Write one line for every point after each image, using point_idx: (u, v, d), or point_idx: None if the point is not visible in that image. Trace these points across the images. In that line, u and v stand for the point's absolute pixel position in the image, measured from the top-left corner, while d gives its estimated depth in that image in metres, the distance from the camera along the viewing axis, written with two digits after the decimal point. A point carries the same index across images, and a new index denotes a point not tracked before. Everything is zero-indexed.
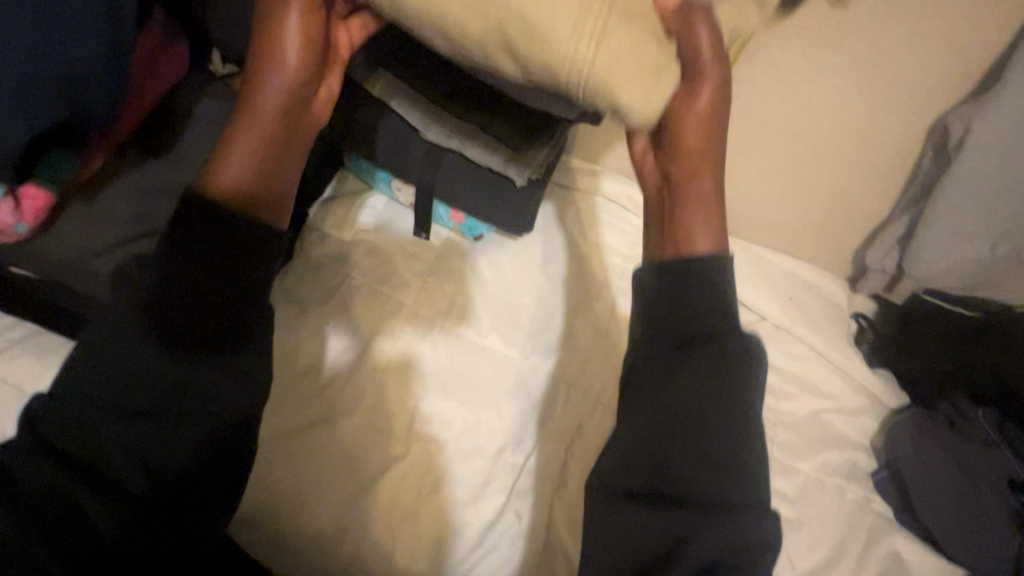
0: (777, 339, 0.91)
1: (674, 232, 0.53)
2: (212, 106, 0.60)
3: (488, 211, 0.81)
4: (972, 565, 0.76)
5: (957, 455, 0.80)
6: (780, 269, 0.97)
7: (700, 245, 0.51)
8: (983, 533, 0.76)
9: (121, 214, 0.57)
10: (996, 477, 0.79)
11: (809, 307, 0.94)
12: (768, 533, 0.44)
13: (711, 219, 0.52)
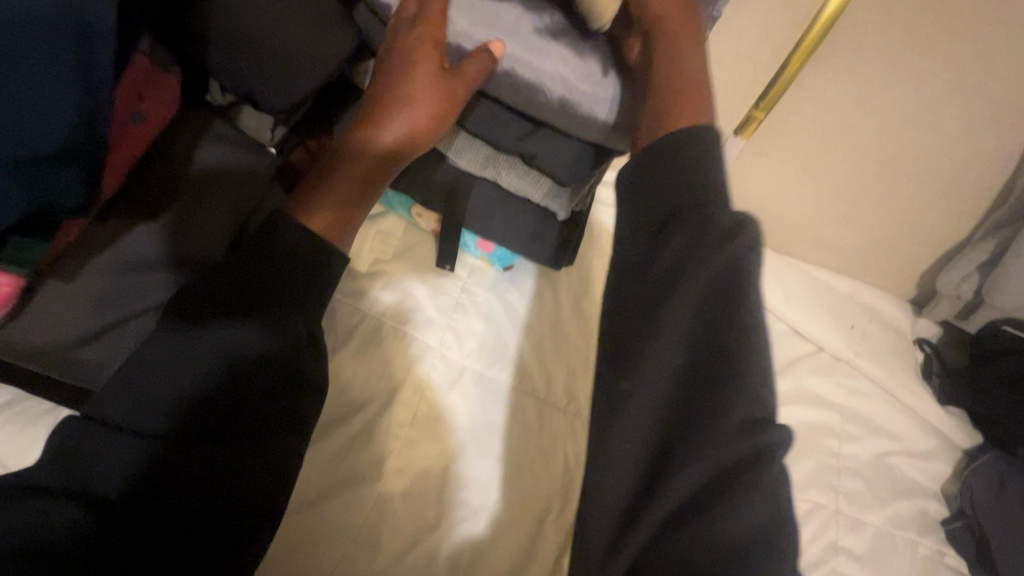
0: (837, 373, 0.83)
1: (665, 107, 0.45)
2: (220, 152, 0.51)
3: (523, 246, 0.72)
4: None
5: None
6: (837, 293, 0.89)
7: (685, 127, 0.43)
8: None
9: (110, 293, 0.47)
10: None
11: (872, 337, 0.85)
12: (778, 512, 0.33)
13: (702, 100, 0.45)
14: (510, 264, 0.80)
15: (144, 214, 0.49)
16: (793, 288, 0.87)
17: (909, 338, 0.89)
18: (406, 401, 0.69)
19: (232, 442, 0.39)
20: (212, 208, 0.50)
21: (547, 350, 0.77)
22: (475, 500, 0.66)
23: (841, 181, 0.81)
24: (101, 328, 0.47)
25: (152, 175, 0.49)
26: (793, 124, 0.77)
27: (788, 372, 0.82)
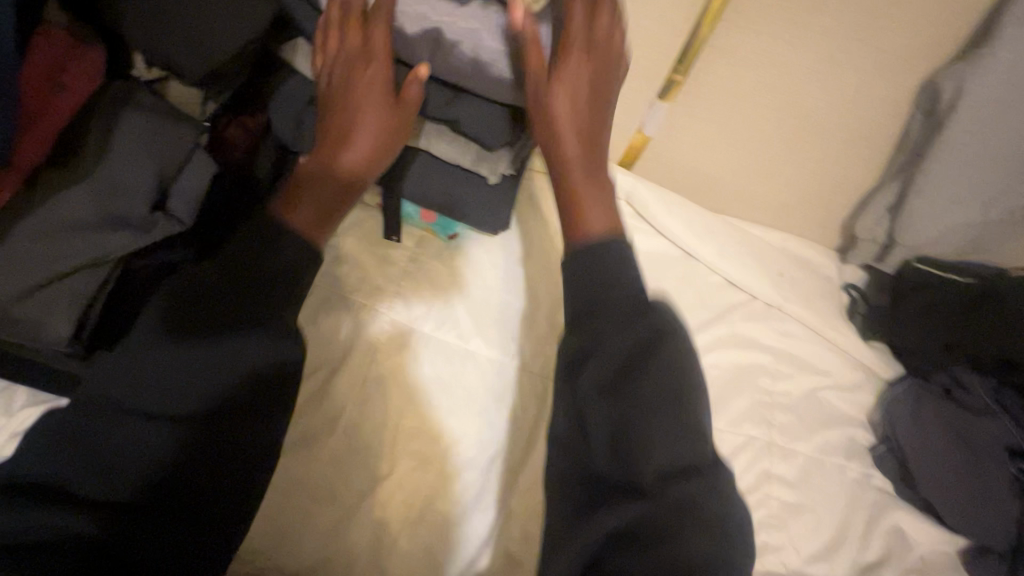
0: (769, 319, 0.89)
1: (571, 208, 0.59)
2: (139, 119, 0.54)
3: (462, 213, 0.74)
4: (972, 532, 0.74)
5: (955, 425, 0.78)
6: (769, 245, 0.94)
7: (591, 227, 0.57)
8: (984, 501, 0.75)
9: (48, 251, 0.50)
10: (995, 446, 0.76)
11: (799, 283, 0.91)
12: (711, 534, 0.44)
13: (602, 192, 0.60)
14: (455, 233, 0.80)
15: (71, 176, 0.51)
16: (725, 240, 0.92)
17: (838, 283, 0.94)
18: (356, 364, 0.72)
19: (218, 451, 0.48)
20: (138, 171, 0.53)
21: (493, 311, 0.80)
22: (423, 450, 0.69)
23: (760, 137, 0.86)
24: (42, 282, 0.50)
25: (75, 141, 0.52)
26: (708, 85, 0.82)
27: (722, 320, 0.87)
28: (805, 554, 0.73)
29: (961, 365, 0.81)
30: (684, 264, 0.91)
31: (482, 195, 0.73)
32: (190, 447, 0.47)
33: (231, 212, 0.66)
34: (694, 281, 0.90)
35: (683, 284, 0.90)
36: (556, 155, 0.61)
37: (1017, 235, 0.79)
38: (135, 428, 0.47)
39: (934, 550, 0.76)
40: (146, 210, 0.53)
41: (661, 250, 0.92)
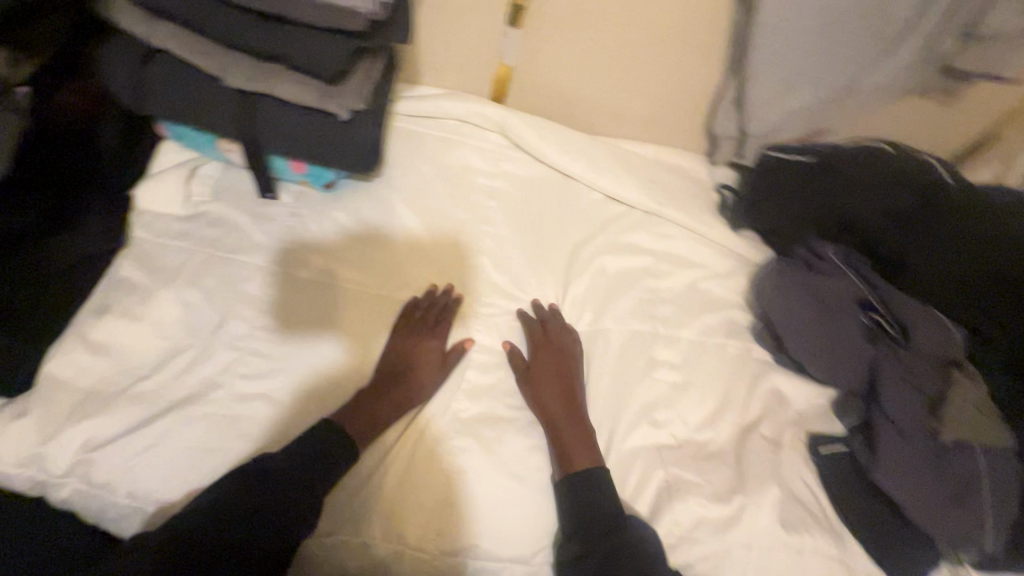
0: (647, 224, 0.94)
1: (563, 453, 0.71)
2: None
3: (323, 157, 0.75)
4: (837, 380, 0.81)
5: (812, 287, 0.85)
6: (641, 158, 0.99)
7: (579, 462, 0.70)
8: (844, 350, 0.81)
9: None
10: (847, 300, 0.83)
11: (671, 188, 0.97)
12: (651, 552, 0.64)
13: (589, 446, 0.72)
14: (329, 181, 0.84)
15: None
16: (599, 159, 0.96)
17: (710, 185, 1.00)
18: (242, 318, 0.73)
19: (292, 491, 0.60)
20: None
21: (379, 251, 0.83)
22: (319, 385, 0.72)
23: (610, 53, 0.90)
24: None
25: None
26: (551, 11, 0.84)
27: (604, 232, 0.92)
28: (693, 424, 0.79)
29: (814, 236, 0.89)
30: (563, 185, 0.95)
31: (339, 135, 0.74)
32: (234, 477, 0.60)
33: (65, 178, 0.69)
34: (574, 200, 0.95)
35: (564, 205, 0.94)
36: (557, 422, 0.73)
37: (846, 110, 0.86)
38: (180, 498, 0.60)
39: (809, 404, 0.84)
40: None
41: (540, 176, 0.96)
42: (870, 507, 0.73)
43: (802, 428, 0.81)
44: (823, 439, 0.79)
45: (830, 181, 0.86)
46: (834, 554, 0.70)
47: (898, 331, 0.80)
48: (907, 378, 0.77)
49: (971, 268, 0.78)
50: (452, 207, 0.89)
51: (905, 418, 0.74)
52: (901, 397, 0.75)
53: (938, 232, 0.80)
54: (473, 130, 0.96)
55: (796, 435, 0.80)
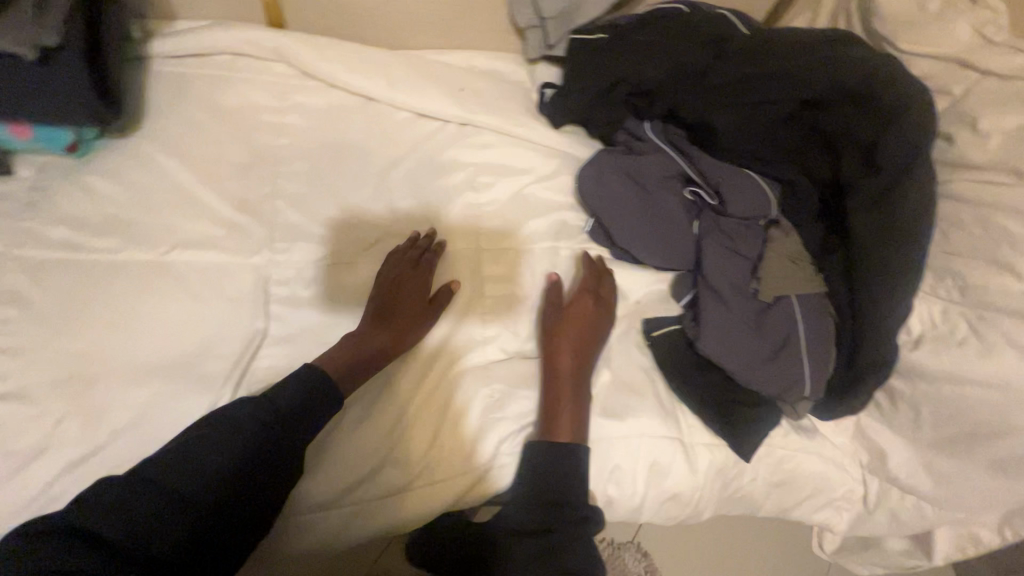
0: (463, 137, 0.87)
1: (548, 419, 0.67)
2: None
3: (32, 112, 0.65)
4: (665, 262, 0.78)
5: (631, 171, 0.80)
6: (450, 66, 0.90)
7: (564, 435, 0.66)
8: (668, 229, 0.78)
9: None
10: (667, 178, 0.80)
11: (484, 94, 0.89)
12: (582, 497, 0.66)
13: (575, 415, 0.68)
14: (69, 143, 0.72)
15: None
16: (400, 74, 0.87)
17: (530, 85, 0.93)
18: None
19: (255, 482, 0.56)
20: None
21: (146, 213, 0.73)
22: (87, 369, 0.64)
23: None
24: None
25: None
26: None
27: (415, 153, 0.85)
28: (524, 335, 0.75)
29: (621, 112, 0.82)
30: (364, 109, 0.86)
31: (40, 82, 0.64)
32: (272, 425, 0.59)
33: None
34: (379, 123, 0.86)
35: (369, 131, 0.85)
36: (555, 382, 0.69)
37: None
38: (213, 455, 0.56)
39: (646, 291, 0.82)
40: None
41: (337, 103, 0.86)
42: (699, 380, 0.72)
43: (637, 316, 0.78)
44: (656, 321, 0.75)
45: (624, 50, 0.80)
46: (669, 434, 0.70)
47: (716, 200, 0.77)
48: (727, 245, 0.74)
49: (766, 119, 0.75)
50: (234, 153, 0.79)
51: (726, 285, 0.72)
52: (722, 265, 0.73)
53: (732, 88, 0.76)
54: (250, 62, 0.85)
55: (630, 325, 0.77)
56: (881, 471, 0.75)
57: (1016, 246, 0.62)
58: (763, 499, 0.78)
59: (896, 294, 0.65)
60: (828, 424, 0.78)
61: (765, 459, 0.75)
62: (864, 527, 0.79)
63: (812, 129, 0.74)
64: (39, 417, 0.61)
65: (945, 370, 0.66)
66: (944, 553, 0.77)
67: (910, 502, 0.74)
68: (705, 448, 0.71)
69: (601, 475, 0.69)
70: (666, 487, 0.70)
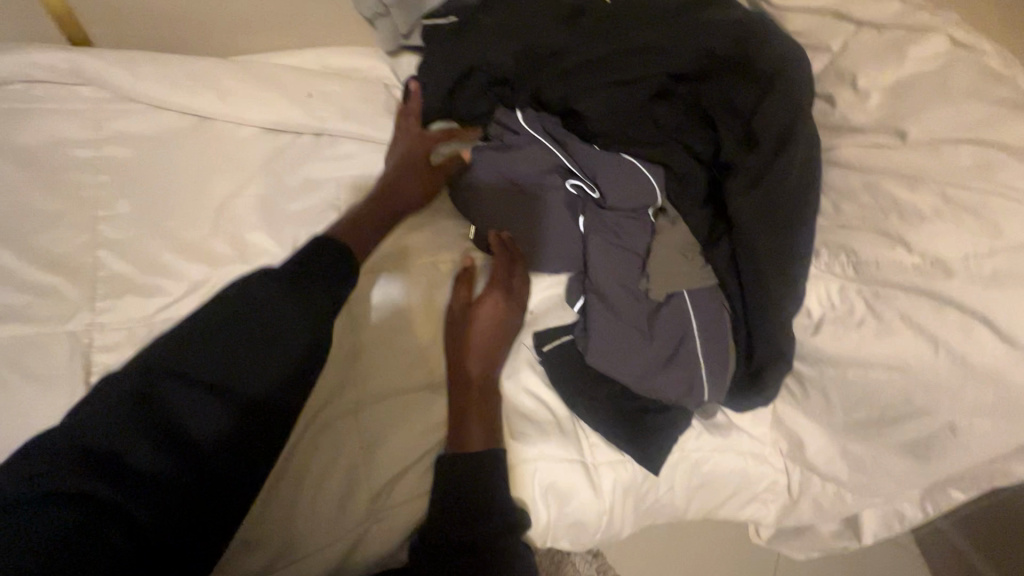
0: (320, 149, 0.77)
1: (456, 425, 0.61)
2: None
3: None
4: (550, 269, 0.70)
5: (503, 168, 0.71)
6: (298, 68, 0.80)
7: (474, 442, 0.61)
8: (549, 231, 0.69)
9: None
10: (542, 172, 0.71)
11: (337, 97, 0.79)
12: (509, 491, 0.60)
13: (485, 416, 0.62)
14: None
15: None
16: (235, 85, 0.76)
17: (396, 82, 0.84)
18: None
19: (252, 446, 0.51)
20: None
21: None
22: None
23: None
24: None
25: None
26: None
27: (264, 173, 0.75)
28: None
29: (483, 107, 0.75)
30: (199, 129, 0.75)
31: None
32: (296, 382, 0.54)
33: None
34: (219, 143, 0.75)
35: (206, 154, 0.74)
36: (461, 384, 0.63)
37: None
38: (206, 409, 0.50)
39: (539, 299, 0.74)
40: None
41: (167, 125, 0.75)
42: (596, 394, 0.66)
43: (528, 329, 0.71)
44: (546, 334, 0.68)
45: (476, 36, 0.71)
46: (567, 456, 0.63)
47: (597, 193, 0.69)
48: (612, 243, 0.67)
49: (636, 98, 0.67)
50: (41, 198, 0.68)
51: (612, 290, 0.65)
52: (608, 266, 0.65)
53: (596, 69, 0.69)
54: (53, 89, 0.73)
55: (521, 340, 0.70)
56: (801, 460, 0.71)
57: (906, 216, 0.57)
58: (686, 504, 0.73)
59: (782, 284, 0.59)
60: (744, 417, 0.73)
61: (680, 464, 0.70)
62: (792, 516, 0.76)
63: (692, 104, 0.67)
64: None
65: (848, 355, 0.61)
66: (873, 532, 0.74)
67: (832, 489, 0.70)
68: (610, 466, 0.65)
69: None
70: (571, 515, 0.63)
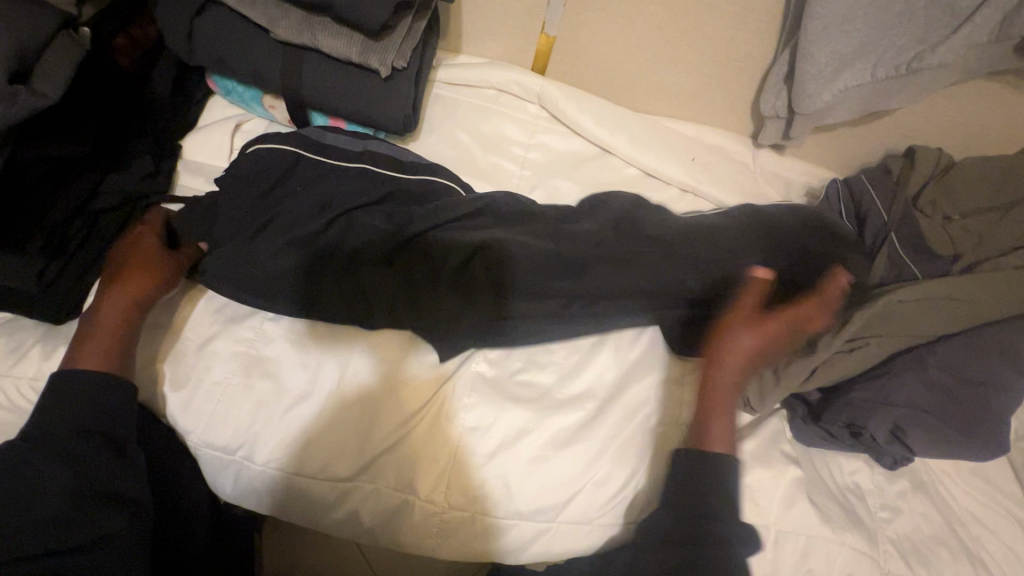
0: (685, 203, 0.91)
1: (699, 429, 0.67)
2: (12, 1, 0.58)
3: (361, 114, 0.76)
4: (933, 392, 0.68)
5: None
6: (682, 135, 0.96)
7: (716, 449, 0.65)
8: (962, 362, 0.68)
9: None
10: (965, 306, 0.69)
11: (711, 166, 0.94)
12: (815, 533, 0.65)
13: (727, 430, 0.67)
14: None
15: None
16: (639, 135, 0.94)
17: (754, 168, 0.97)
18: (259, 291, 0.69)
19: (102, 474, 0.57)
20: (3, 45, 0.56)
21: None
22: (211, 362, 0.67)
23: (655, 24, 0.86)
24: None
25: None
26: None
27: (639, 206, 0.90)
28: None
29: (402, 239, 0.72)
30: (599, 159, 0.94)
31: (377, 92, 0.75)
32: (103, 446, 0.58)
33: (128, 104, 0.75)
34: (610, 174, 0.93)
35: (600, 178, 0.92)
36: (710, 405, 0.68)
37: (907, 90, 0.81)
38: (89, 443, 0.57)
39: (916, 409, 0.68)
40: (8, 78, 0.56)
41: (576, 148, 0.94)
42: (902, 498, 0.71)
43: (898, 440, 0.68)
44: (925, 445, 0.68)
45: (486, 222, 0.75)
46: (868, 551, 0.66)
47: (1014, 356, 0.69)
48: (1007, 369, 0.68)
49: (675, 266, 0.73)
50: (488, 173, 0.90)
51: (979, 412, 0.67)
52: (1010, 400, 0.68)
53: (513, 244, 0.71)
54: (511, 100, 0.96)
55: (887, 444, 0.68)
56: None
57: None
58: None
59: (930, 444, 0.67)
60: None
61: None
62: None
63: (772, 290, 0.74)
64: (245, 390, 0.66)
65: None
66: None
67: None
68: None
69: (750, 563, 0.64)
70: None
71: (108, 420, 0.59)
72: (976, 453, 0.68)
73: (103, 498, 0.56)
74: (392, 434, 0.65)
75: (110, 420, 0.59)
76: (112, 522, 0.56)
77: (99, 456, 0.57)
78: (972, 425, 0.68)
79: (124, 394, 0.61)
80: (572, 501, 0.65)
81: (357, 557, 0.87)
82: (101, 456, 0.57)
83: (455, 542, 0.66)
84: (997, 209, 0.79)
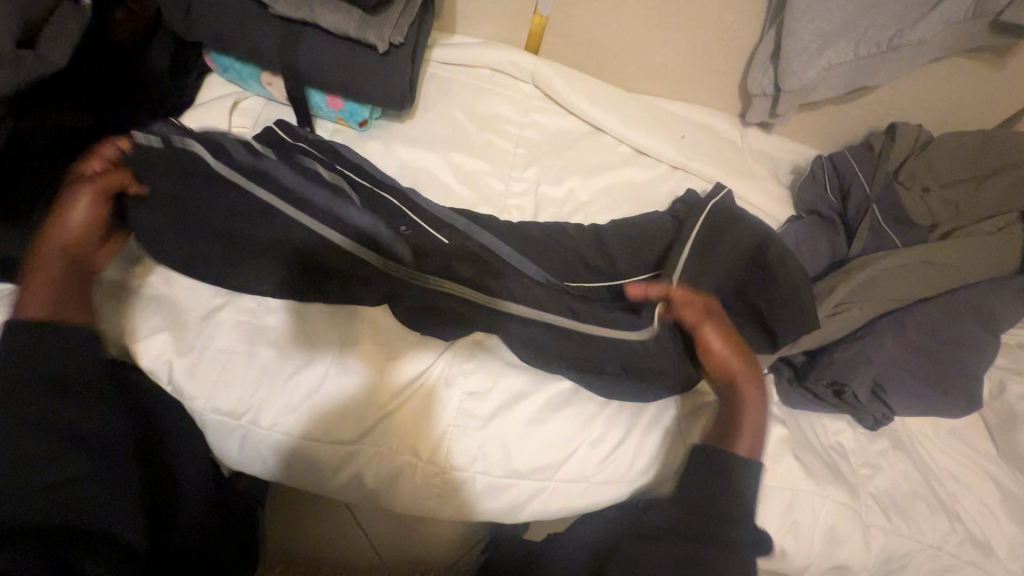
0: (675, 179, 0.94)
1: (731, 433, 0.67)
2: None
3: (359, 92, 0.78)
4: (910, 353, 0.71)
5: (824, 230, 0.84)
6: (672, 114, 0.99)
7: (743, 449, 0.66)
8: (938, 324, 0.72)
9: None
10: (938, 269, 0.73)
11: (701, 144, 0.96)
12: (800, 487, 0.69)
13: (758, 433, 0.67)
14: (363, 119, 0.85)
15: None
16: (630, 113, 0.96)
17: (742, 146, 0.99)
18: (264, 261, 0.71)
19: (64, 418, 0.58)
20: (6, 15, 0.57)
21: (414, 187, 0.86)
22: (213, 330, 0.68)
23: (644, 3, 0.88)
24: None
25: None
26: None
27: (631, 182, 0.93)
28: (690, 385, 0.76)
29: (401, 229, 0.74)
30: (592, 137, 0.96)
31: (374, 68, 0.76)
32: (68, 389, 0.59)
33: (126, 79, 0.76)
34: (603, 152, 0.95)
35: (592, 155, 0.94)
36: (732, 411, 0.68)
37: (889, 68, 0.84)
38: (57, 384, 0.58)
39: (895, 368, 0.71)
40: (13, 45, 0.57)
41: (569, 126, 0.96)
42: (883, 455, 0.74)
43: (877, 398, 0.71)
44: (903, 402, 0.71)
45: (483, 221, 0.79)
46: (850, 505, 0.69)
47: (987, 317, 0.72)
48: (979, 331, 0.72)
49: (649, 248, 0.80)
50: (483, 150, 0.91)
51: (952, 372, 0.71)
52: (983, 359, 0.72)
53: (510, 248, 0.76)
54: (505, 80, 0.98)
55: (867, 403, 0.71)
56: None
57: None
58: None
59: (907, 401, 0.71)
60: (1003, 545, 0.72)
61: (935, 561, 0.70)
62: None
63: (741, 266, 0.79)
64: (247, 357, 0.68)
65: None
66: None
67: None
68: (881, 533, 0.69)
69: None
70: (837, 556, 0.68)
71: (74, 363, 0.60)
72: (951, 410, 0.72)
73: (62, 442, 0.57)
74: (392, 398, 0.68)
75: (76, 367, 0.60)
76: (66, 467, 0.57)
77: (60, 400, 0.58)
78: (946, 384, 0.71)
79: (78, 343, 0.60)
80: (570, 460, 0.68)
81: (353, 528, 0.89)
82: (62, 403, 0.58)
83: (455, 501, 0.68)
84: (972, 181, 0.83)
